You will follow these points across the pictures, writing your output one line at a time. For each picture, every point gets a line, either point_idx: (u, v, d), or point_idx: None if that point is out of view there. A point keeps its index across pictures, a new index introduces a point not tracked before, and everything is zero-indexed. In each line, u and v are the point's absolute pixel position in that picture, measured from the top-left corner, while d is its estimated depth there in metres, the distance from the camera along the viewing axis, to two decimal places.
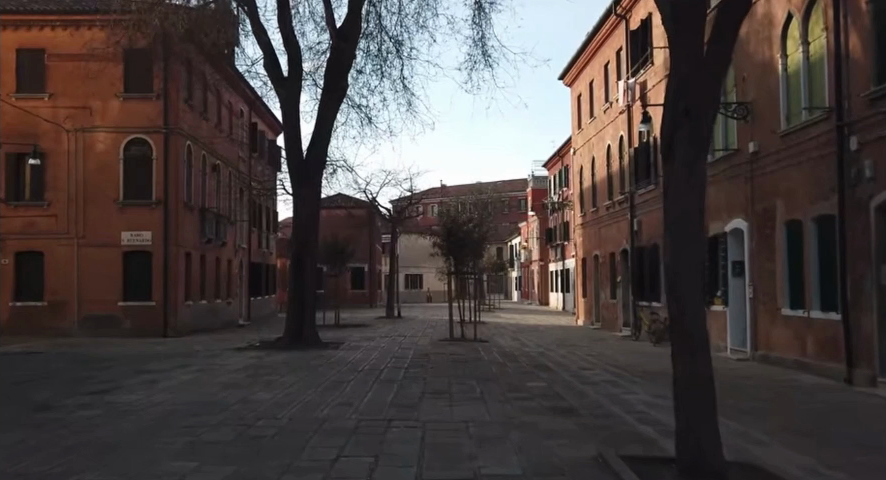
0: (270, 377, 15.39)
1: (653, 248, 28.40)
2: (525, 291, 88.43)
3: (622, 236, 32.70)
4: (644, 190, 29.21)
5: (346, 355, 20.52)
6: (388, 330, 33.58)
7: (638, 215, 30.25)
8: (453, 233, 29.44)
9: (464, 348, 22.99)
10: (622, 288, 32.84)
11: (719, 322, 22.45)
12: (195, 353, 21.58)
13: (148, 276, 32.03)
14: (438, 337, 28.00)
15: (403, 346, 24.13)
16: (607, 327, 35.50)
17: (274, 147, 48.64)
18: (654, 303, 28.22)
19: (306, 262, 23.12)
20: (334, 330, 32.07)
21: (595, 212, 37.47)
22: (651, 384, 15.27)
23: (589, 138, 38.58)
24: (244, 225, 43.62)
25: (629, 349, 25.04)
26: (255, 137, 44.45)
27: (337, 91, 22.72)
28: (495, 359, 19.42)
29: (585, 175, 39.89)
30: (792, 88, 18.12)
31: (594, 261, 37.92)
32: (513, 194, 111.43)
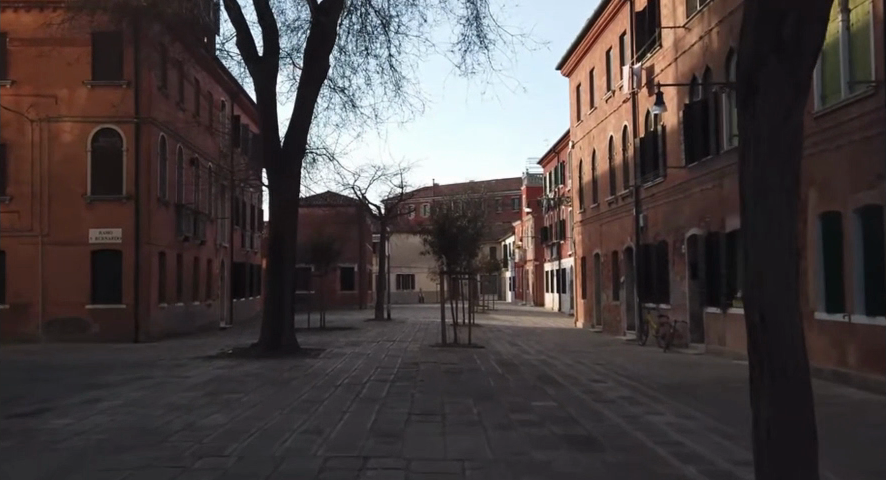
0: (232, 394, 13.26)
1: (661, 246, 26.28)
2: (519, 291, 86.47)
3: (626, 233, 30.62)
4: (651, 183, 27.15)
5: (326, 365, 18.38)
6: (376, 333, 31.51)
7: (644, 210, 28.19)
8: (446, 229, 27.25)
9: (458, 356, 20.84)
10: (626, 288, 30.74)
11: (738, 326, 20.42)
12: (158, 362, 19.43)
13: (118, 276, 29.82)
14: (429, 342, 25.90)
15: (390, 353, 22.01)
16: (608, 330, 33.45)
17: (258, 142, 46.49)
18: (662, 305, 26.14)
19: (284, 262, 20.97)
20: (317, 334, 29.97)
21: (596, 209, 35.38)
22: (675, 401, 13.15)
23: (589, 131, 36.54)
24: (225, 223, 41.44)
25: (637, 356, 22.91)
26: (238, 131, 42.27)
27: (317, 72, 20.58)
28: (493, 370, 17.29)
29: (584, 169, 37.81)
30: (828, 63, 16.06)
31: (594, 260, 35.85)
32: (507, 193, 109.52)
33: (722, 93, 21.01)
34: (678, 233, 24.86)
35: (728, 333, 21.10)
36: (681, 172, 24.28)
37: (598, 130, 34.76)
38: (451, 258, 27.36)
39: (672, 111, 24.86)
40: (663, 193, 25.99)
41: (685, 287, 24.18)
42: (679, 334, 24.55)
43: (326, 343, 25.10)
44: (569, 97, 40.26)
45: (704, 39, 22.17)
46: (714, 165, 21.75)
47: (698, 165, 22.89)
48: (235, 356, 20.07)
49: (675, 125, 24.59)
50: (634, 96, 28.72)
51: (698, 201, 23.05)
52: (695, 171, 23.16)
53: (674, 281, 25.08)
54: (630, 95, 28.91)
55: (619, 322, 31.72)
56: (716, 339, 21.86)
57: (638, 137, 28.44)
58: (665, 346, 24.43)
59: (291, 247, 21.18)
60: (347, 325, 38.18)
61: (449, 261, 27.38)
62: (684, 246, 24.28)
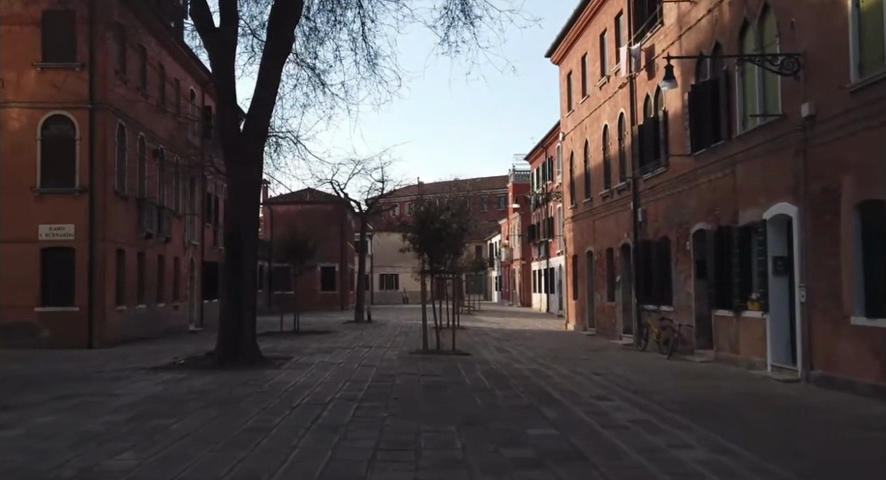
0: (162, 421, 10.89)
1: (663, 243, 24.08)
2: (506, 291, 84.19)
3: (622, 229, 28.43)
4: (651, 175, 25.00)
5: (288, 378, 16.03)
6: (352, 338, 29.08)
7: (643, 204, 26.04)
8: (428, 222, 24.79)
9: (440, 366, 18.50)
10: (622, 289, 28.56)
11: (754, 332, 18.22)
12: (97, 375, 17.01)
13: (71, 276, 27.33)
14: (410, 348, 23.57)
15: (365, 362, 19.68)
16: (602, 334, 31.26)
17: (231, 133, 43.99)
18: (664, 307, 23.94)
19: (244, 261, 18.54)
20: (286, 339, 27.54)
21: (589, 204, 33.15)
22: (699, 427, 10.87)
23: (581, 121, 34.37)
24: (195, 219, 38.97)
25: (640, 364, 20.64)
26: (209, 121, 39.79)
27: (282, 45, 18.21)
28: (479, 384, 14.95)
29: (576, 161, 35.58)
30: (867, 29, 13.90)
31: (587, 258, 33.65)
32: (494, 190, 107.21)
33: (735, 71, 18.80)
34: (682, 228, 22.67)
35: (740, 339, 18.94)
36: (687, 160, 22.07)
37: (591, 119, 32.57)
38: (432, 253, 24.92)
39: (677, 94, 22.68)
40: (666, 185, 23.80)
41: (690, 289, 22.03)
42: (684, 339, 22.36)
43: (296, 350, 22.76)
44: (559, 85, 38.01)
45: (713, 11, 19.94)
46: (724, 152, 19.62)
47: (707, 153, 20.70)
48: (187, 367, 17.68)
49: (681, 109, 22.37)
50: (632, 80, 26.50)
51: (706, 193, 20.91)
52: (702, 160, 21.00)
53: (678, 281, 22.91)
54: (628, 79, 26.70)
55: (615, 325, 29.52)
56: (728, 344, 19.67)
57: (637, 125, 26.24)
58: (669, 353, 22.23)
59: (253, 243, 18.80)
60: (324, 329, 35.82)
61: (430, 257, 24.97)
62: (689, 242, 22.13)
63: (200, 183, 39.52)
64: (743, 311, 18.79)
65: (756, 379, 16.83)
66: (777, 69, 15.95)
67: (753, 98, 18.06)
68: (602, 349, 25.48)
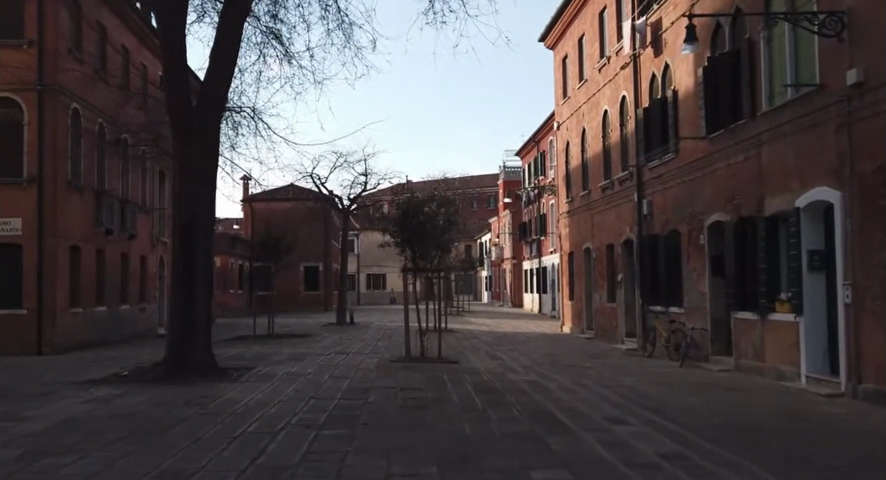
0: (59, 460, 8.44)
1: (671, 238, 21.74)
2: (496, 291, 81.78)
3: (624, 224, 26.07)
4: (658, 162, 22.64)
5: (242, 394, 13.57)
6: (330, 342, 26.57)
7: (648, 194, 23.69)
8: (410, 214, 22.24)
9: (424, 378, 16.06)
10: (624, 289, 26.22)
11: (784, 338, 15.86)
12: (19, 390, 14.47)
13: (18, 275, 24.78)
14: (391, 355, 21.11)
15: (338, 372, 17.20)
16: (602, 337, 28.88)
17: None
18: (674, 309, 21.57)
19: (198, 255, 16.06)
20: (257, 345, 25.02)
21: (586, 197, 30.79)
22: (755, 467, 8.41)
23: (577, 108, 32.01)
24: (165, 214, 36.46)
25: (650, 373, 18.21)
26: None
27: (240, 7, 15.75)
28: (468, 403, 12.49)
29: (572, 152, 33.21)
30: None
31: (585, 255, 31.28)
32: (483, 189, 104.82)
33: (761, 38, 16.45)
34: (694, 220, 20.35)
35: (767, 344, 16.59)
36: (700, 143, 19.73)
37: (588, 105, 30.27)
38: (415, 246, 22.33)
39: (689, 71, 20.34)
40: (675, 174, 21.50)
41: (705, 290, 19.68)
42: (698, 345, 20.00)
43: (262, 359, 20.26)
44: (553, 71, 35.68)
45: None
46: (746, 131, 17.28)
47: (724, 135, 18.36)
48: (129, 381, 15.17)
49: (693, 86, 20.04)
50: (636, 59, 24.20)
51: (723, 181, 18.61)
52: (719, 143, 18.68)
53: (690, 280, 20.56)
54: (631, 58, 24.39)
55: (616, 328, 27.15)
56: (751, 350, 17.31)
57: (641, 108, 23.88)
58: (681, 361, 19.85)
59: (207, 237, 16.30)
60: (302, 332, 33.36)
61: (413, 252, 22.41)
62: (703, 236, 19.79)
63: (169, 176, 36.98)
64: (770, 314, 16.44)
65: (792, 393, 14.44)
66: (817, 29, 13.60)
67: (783, 69, 15.72)
68: (604, 354, 23.09)
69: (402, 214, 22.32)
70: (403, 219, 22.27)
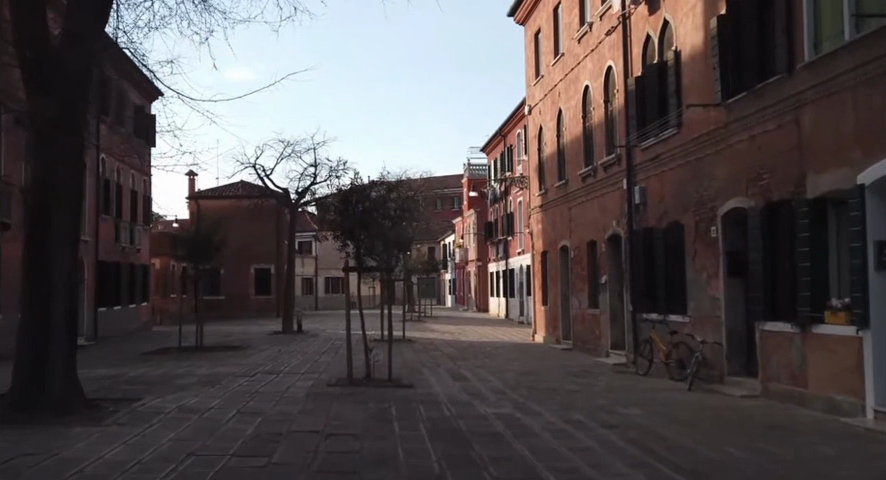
0: None
1: (671, 230, 17.97)
2: (460, 296, 77.76)
3: (610, 216, 22.25)
4: (655, 140, 18.94)
5: (97, 444, 9.46)
6: (264, 358, 22.40)
7: (641, 180, 19.96)
8: (353, 204, 17.96)
9: (364, 415, 11.98)
10: (610, 293, 22.40)
11: (836, 356, 12.12)
12: None
13: None
14: (330, 376, 16.99)
15: (253, 404, 13.08)
16: (581, 349, 25.03)
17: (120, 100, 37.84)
18: (676, 318, 17.78)
19: (54, 248, 11.82)
20: (173, 362, 20.74)
21: (563, 188, 26.95)
22: None
23: (552, 87, 28.20)
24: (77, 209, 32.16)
25: (658, 400, 14.26)
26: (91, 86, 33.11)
27: None
28: (419, 465, 8.46)
29: (545, 138, 29.36)
30: None
31: (561, 254, 27.42)
32: (446, 189, 100.89)
33: None
34: (703, 209, 16.65)
35: (811, 365, 12.76)
36: (712, 112, 16.01)
37: (565, 83, 26.50)
38: (361, 239, 18.07)
39: (697, 25, 16.60)
40: (678, 152, 17.76)
41: (720, 294, 15.91)
42: (711, 363, 16.18)
43: (165, 383, 16.02)
44: (524, 50, 31.91)
45: None
46: (779, 90, 13.53)
47: (747, 97, 14.62)
48: None
49: (703, 42, 16.29)
50: (626, 20, 20.46)
51: (744, 157, 14.88)
52: (739, 109, 14.94)
53: (700, 281, 16.76)
54: (620, 19, 20.64)
55: (599, 339, 23.31)
56: (787, 371, 13.51)
57: (632, 77, 20.16)
58: (689, 382, 16.00)
59: (72, 222, 12.03)
60: (238, 343, 29.08)
61: (359, 248, 18.12)
62: (715, 227, 16.07)
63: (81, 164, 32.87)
64: (817, 325, 12.63)
65: (863, 435, 10.59)
66: None
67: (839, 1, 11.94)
68: (589, 373, 19.18)
69: (341, 203, 18.04)
70: (344, 210, 18.00)
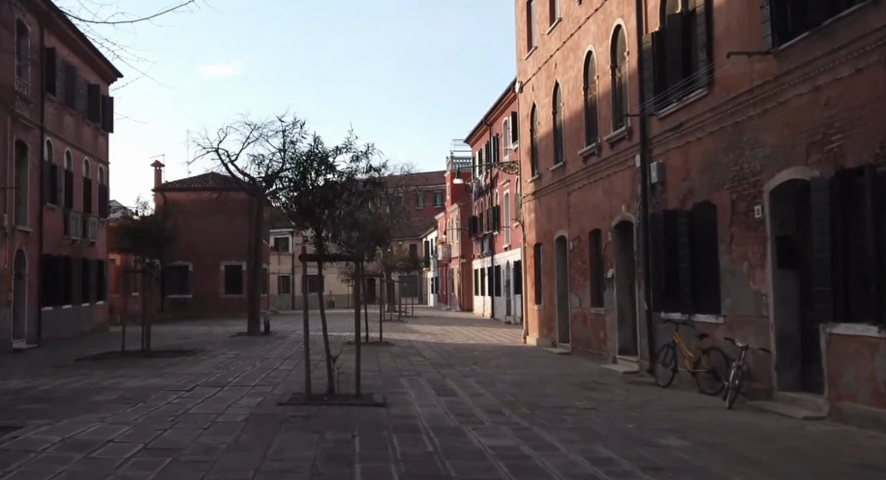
0: None
1: (699, 212, 14.90)
2: (443, 294, 74.59)
3: (618, 200, 19.20)
4: (677, 106, 15.91)
5: None
6: (215, 365, 19.22)
7: (659, 155, 16.90)
8: (311, 173, 13.62)
9: (314, 451, 8.82)
10: (618, 291, 19.32)
11: None
12: None
13: None
14: (285, 391, 13.80)
15: (172, 432, 9.88)
16: (581, 353, 21.96)
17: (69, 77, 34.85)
18: (707, 318, 14.72)
19: None
20: (105, 372, 17.50)
21: (559, 171, 23.82)
22: None
23: (546, 58, 25.13)
24: (13, 194, 28.90)
25: (700, 425, 11.14)
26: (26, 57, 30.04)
27: None
28: None
29: (539, 117, 26.22)
30: None
31: (557, 246, 24.33)
32: (429, 185, 97.76)
33: None
34: (742, 185, 13.60)
35: None
36: (758, 64, 12.97)
37: (562, 52, 23.43)
38: (322, 217, 13.97)
39: None
40: (709, 117, 14.68)
41: (768, 291, 12.82)
42: (755, 375, 13.11)
43: (75, 403, 12.81)
44: (514, 21, 28.84)
45: None
46: (859, 23, 10.50)
47: (812, 38, 11.55)
48: None
49: None
50: None
51: (807, 114, 11.81)
52: (800, 55, 11.86)
53: (739, 275, 13.68)
54: None
55: (604, 343, 20.23)
56: (869, 388, 10.44)
57: (648, 35, 17.14)
58: (730, 399, 12.95)
59: None
60: (193, 346, 25.86)
61: (321, 228, 14.07)
62: (761, 206, 13.01)
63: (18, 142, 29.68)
64: None
65: None
66: None
67: None
68: (598, 384, 16.06)
69: (294, 170, 13.64)
70: (298, 179, 13.65)
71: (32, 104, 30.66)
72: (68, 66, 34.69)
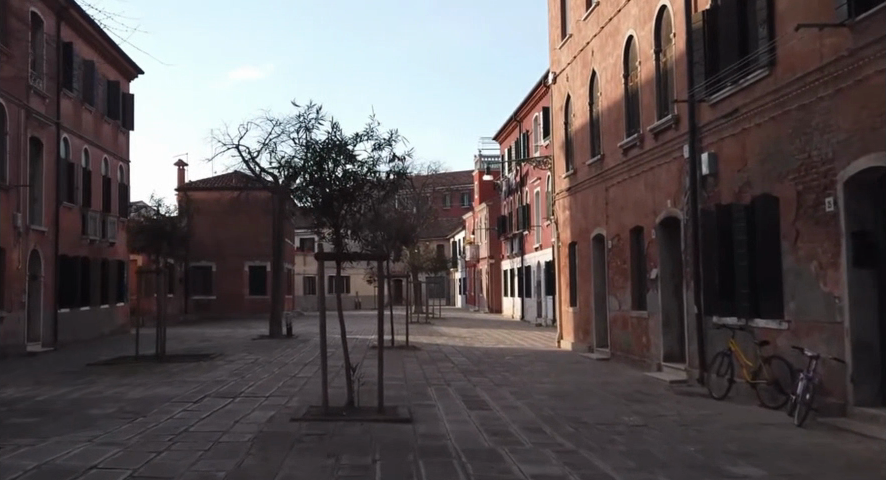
0: None
1: (759, 206, 13.47)
2: (471, 295, 73.22)
3: (662, 195, 17.79)
4: (731, 90, 14.48)
5: None
6: (231, 372, 18.00)
7: (710, 144, 15.48)
8: (328, 162, 12.22)
9: None
10: (663, 293, 17.90)
11: None
12: None
13: None
14: (302, 403, 12.54)
15: (166, 455, 8.61)
16: (621, 359, 20.55)
17: (87, 72, 33.94)
18: (767, 323, 13.29)
19: None
20: (112, 379, 16.30)
21: (597, 166, 22.42)
22: None
23: (582, 46, 23.72)
24: (26, 191, 27.90)
25: (771, 448, 9.72)
26: (41, 51, 29.12)
27: None
28: None
29: (574, 108, 24.81)
30: None
31: (594, 245, 22.94)
32: (456, 184, 96.43)
33: None
34: (809, 176, 12.17)
35: None
36: (829, 38, 11.54)
37: (600, 39, 22.01)
38: (339, 212, 12.55)
39: None
40: (769, 101, 13.25)
41: (842, 294, 11.38)
42: (827, 388, 11.67)
43: (69, 416, 11.64)
44: (547, 9, 27.41)
45: None
46: None
47: None
48: None
49: None
50: None
51: None
52: (880, 26, 10.45)
53: (807, 276, 12.24)
54: None
55: (647, 349, 18.82)
56: None
57: (699, 14, 15.71)
58: (799, 416, 11.50)
59: None
60: (211, 350, 24.72)
61: (337, 224, 12.65)
62: (834, 199, 11.57)
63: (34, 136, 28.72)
64: None
65: None
66: None
67: None
68: (645, 395, 14.64)
69: (306, 159, 12.21)
70: (311, 170, 12.21)
71: (47, 99, 29.72)
72: (86, 61, 33.76)
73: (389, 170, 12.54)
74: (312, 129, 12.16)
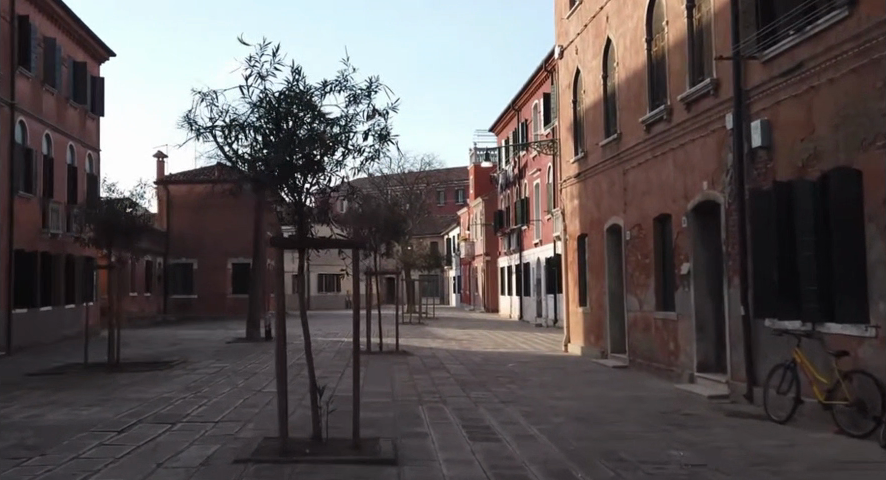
0: None
1: (833, 183, 10.75)
2: (466, 294, 70.53)
3: (697, 176, 15.04)
4: (792, 40, 11.73)
5: None
6: (187, 385, 15.17)
7: (762, 110, 12.74)
8: (289, 121, 9.41)
9: None
10: (696, 292, 15.17)
11: None
12: None
13: None
14: (257, 432, 9.75)
15: None
16: (642, 367, 17.85)
17: (49, 48, 31.06)
18: (845, 328, 10.57)
19: None
20: (40, 396, 13.47)
21: (613, 146, 19.69)
22: None
23: (596, 12, 20.93)
24: None
25: None
26: None
27: None
28: None
29: (585, 84, 22.06)
30: None
31: (609, 237, 20.23)
32: (450, 178, 93.75)
33: None
34: None
35: None
36: None
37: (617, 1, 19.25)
38: (300, 185, 9.69)
39: None
40: (848, 50, 10.53)
41: None
42: None
43: None
44: None
45: None
46: None
47: None
48: None
49: None
50: None
51: None
52: None
53: None
54: None
55: (676, 357, 16.08)
56: None
57: None
58: None
59: None
60: (177, 356, 21.95)
61: (298, 200, 9.79)
62: None
63: None
64: None
65: None
66: None
67: None
68: (687, 417, 11.88)
69: (259, 117, 9.38)
70: (268, 130, 9.36)
71: None
72: (47, 38, 30.89)
73: (367, 132, 9.70)
74: (267, 75, 9.28)
